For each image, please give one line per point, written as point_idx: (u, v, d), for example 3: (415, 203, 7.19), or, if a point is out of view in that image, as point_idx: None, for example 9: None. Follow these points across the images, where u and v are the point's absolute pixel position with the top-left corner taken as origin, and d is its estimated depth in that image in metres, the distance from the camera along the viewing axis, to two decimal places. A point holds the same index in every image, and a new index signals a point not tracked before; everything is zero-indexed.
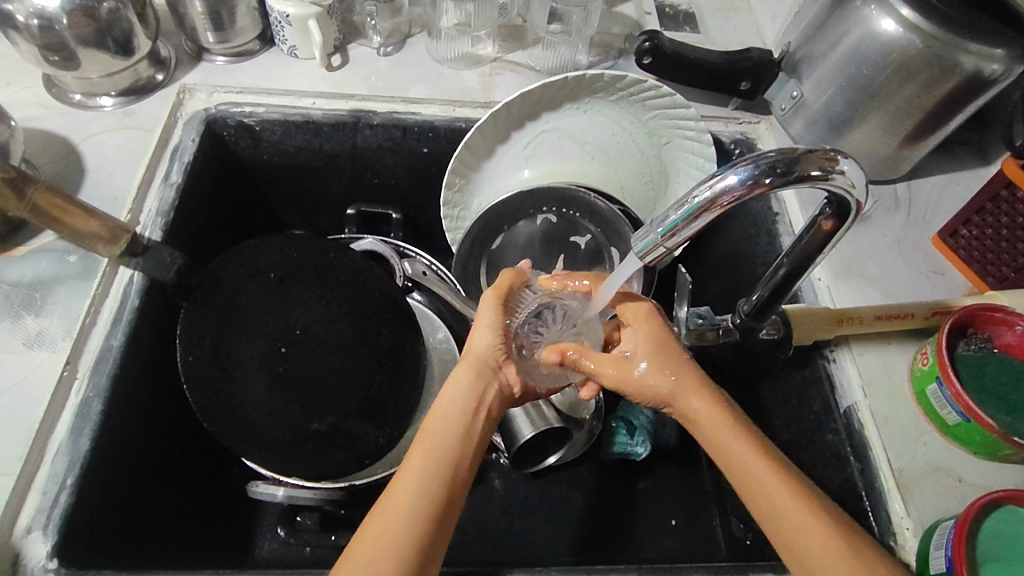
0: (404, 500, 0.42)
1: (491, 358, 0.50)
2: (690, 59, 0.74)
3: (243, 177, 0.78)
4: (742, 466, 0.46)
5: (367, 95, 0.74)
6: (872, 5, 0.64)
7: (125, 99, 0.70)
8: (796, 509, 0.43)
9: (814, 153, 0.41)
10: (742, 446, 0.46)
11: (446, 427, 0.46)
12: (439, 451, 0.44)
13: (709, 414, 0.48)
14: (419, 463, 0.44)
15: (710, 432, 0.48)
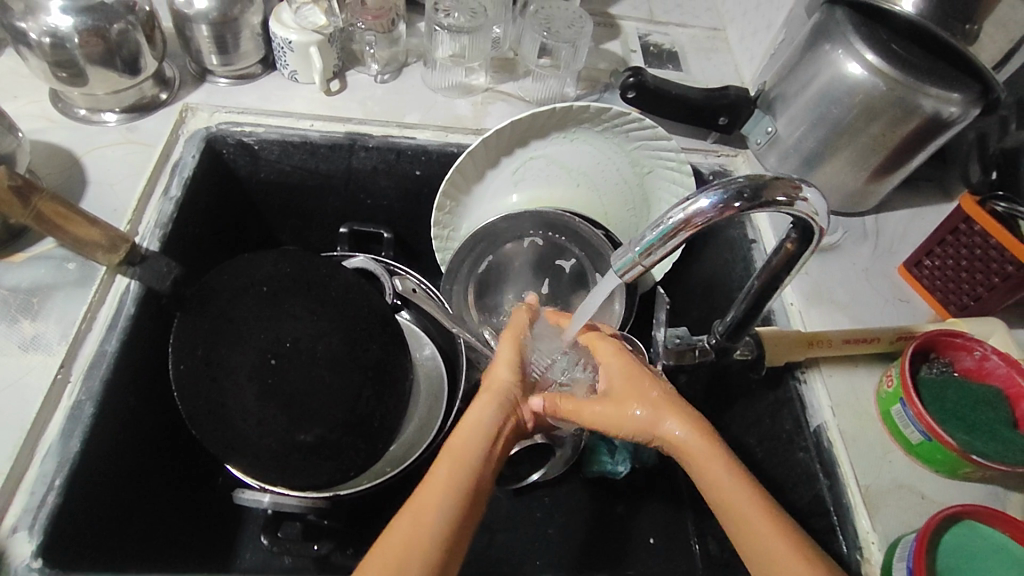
0: (422, 531, 0.42)
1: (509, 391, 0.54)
2: (672, 94, 0.76)
3: (241, 193, 0.80)
4: (729, 500, 0.45)
5: (363, 119, 0.77)
6: (840, 49, 0.69)
7: (129, 116, 0.72)
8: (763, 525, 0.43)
9: (780, 180, 0.44)
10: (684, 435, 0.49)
11: (466, 454, 0.47)
12: (462, 474, 0.45)
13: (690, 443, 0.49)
14: (449, 488, 0.44)
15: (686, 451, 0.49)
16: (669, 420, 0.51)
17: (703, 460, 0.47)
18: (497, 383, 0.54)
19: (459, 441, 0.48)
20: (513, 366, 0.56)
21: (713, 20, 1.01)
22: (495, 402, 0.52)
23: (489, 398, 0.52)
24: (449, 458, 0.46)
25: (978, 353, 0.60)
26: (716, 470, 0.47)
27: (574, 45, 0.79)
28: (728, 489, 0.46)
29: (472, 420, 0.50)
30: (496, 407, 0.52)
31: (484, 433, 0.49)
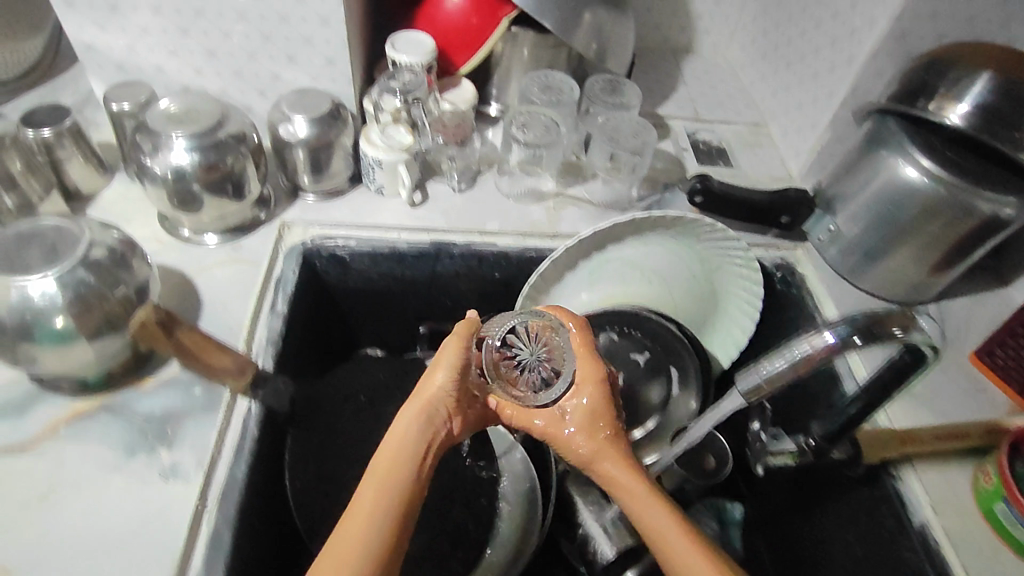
0: (351, 558, 0.44)
1: (442, 402, 0.53)
2: (736, 197, 0.82)
3: (330, 300, 0.84)
4: (661, 532, 0.50)
5: (447, 228, 0.82)
6: (896, 155, 0.74)
7: (231, 236, 0.77)
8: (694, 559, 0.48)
9: (896, 313, 0.47)
10: (624, 474, 0.54)
11: (397, 484, 0.48)
12: (392, 496, 0.47)
13: (630, 482, 0.54)
14: (368, 517, 0.46)
15: (624, 486, 0.54)
16: (610, 457, 0.55)
17: (639, 502, 0.52)
18: (433, 395, 0.53)
19: (386, 469, 0.49)
20: (450, 371, 0.54)
21: (754, 116, 1.07)
22: (428, 419, 0.52)
23: (423, 413, 0.52)
24: (377, 480, 0.48)
25: None
26: (649, 509, 0.52)
27: (641, 154, 0.85)
28: (664, 529, 0.50)
29: (403, 439, 0.50)
30: (428, 425, 0.52)
31: (418, 457, 0.50)
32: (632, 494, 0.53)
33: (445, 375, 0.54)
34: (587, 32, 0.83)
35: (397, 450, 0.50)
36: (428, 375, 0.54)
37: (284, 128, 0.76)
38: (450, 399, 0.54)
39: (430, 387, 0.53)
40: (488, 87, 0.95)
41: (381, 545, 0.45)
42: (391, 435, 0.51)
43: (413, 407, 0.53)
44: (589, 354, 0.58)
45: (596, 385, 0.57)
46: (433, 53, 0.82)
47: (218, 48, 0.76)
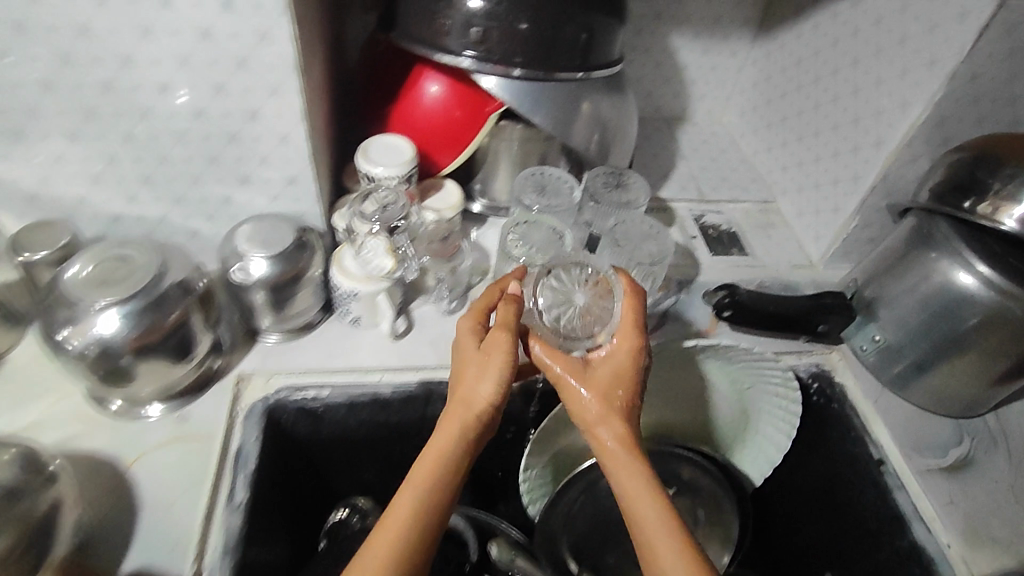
0: (391, 549, 0.49)
1: (483, 410, 0.55)
2: (769, 308, 0.72)
3: (303, 456, 0.71)
4: (653, 543, 0.52)
5: (437, 364, 0.70)
6: (947, 258, 0.65)
7: (176, 403, 0.63)
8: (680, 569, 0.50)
9: None
10: (620, 448, 0.56)
11: (442, 467, 0.53)
12: (425, 508, 0.51)
13: (624, 458, 0.56)
14: (406, 513, 0.50)
15: (619, 470, 0.56)
16: (621, 450, 0.56)
17: (636, 496, 0.54)
18: (490, 364, 0.56)
19: (435, 454, 0.53)
20: (495, 385, 0.55)
21: (762, 192, 0.99)
22: (487, 400, 0.55)
23: (476, 389, 0.55)
24: (410, 488, 0.52)
25: None
26: (637, 478, 0.55)
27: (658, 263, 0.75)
28: (657, 543, 0.52)
29: (451, 432, 0.54)
30: (485, 398, 0.55)
31: (463, 437, 0.54)
32: (630, 495, 0.54)
33: (500, 369, 0.55)
34: (587, 126, 0.73)
35: (441, 444, 0.54)
36: (473, 373, 0.56)
37: (238, 267, 0.63)
38: (488, 399, 0.55)
39: (479, 356, 0.57)
40: (472, 183, 0.84)
41: (422, 530, 0.50)
42: (448, 416, 0.55)
43: (476, 360, 0.57)
44: (634, 345, 0.60)
45: (632, 362, 0.60)
46: (413, 160, 0.70)
47: (154, 173, 0.64)
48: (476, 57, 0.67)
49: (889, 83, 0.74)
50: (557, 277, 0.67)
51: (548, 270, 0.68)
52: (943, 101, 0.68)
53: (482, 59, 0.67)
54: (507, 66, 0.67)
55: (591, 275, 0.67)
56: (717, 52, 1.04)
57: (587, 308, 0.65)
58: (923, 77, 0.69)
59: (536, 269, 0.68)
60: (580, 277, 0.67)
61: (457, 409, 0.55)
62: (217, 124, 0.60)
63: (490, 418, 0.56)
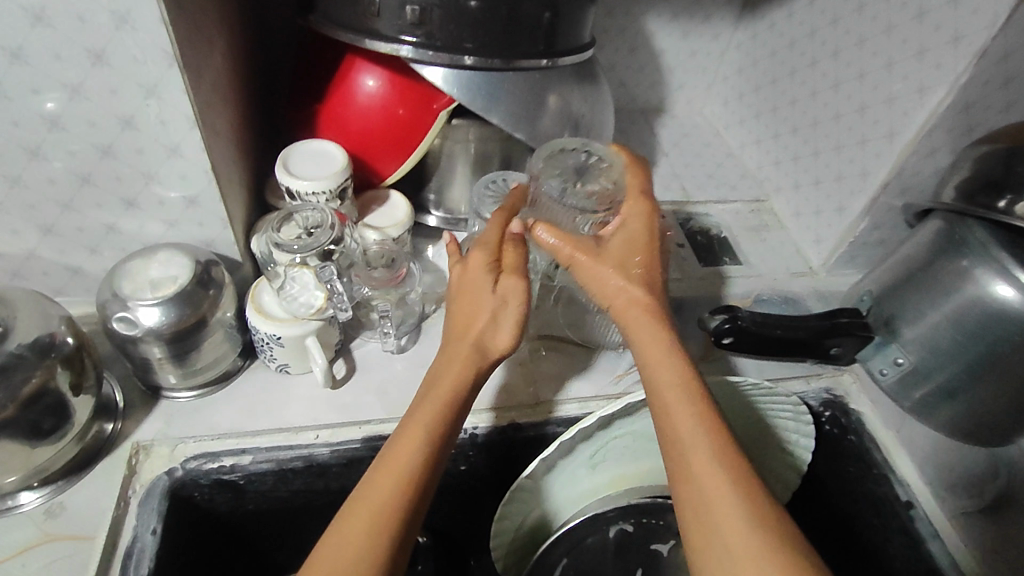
0: (390, 480, 0.42)
1: (491, 335, 0.50)
2: (774, 334, 0.62)
3: (224, 534, 0.59)
4: (685, 456, 0.43)
5: (385, 417, 0.58)
6: (979, 265, 0.56)
7: (52, 489, 0.50)
8: (719, 485, 0.41)
9: None
10: (648, 331, 0.49)
11: (442, 393, 0.47)
12: (417, 459, 0.43)
13: (649, 336, 0.49)
14: (399, 465, 0.43)
15: (649, 370, 0.48)
16: (649, 344, 0.49)
17: (667, 394, 0.46)
18: (482, 280, 0.51)
19: (433, 389, 0.47)
20: (511, 327, 0.50)
21: (753, 190, 0.89)
22: (490, 324, 0.50)
23: (476, 310, 0.50)
24: (406, 431, 0.45)
25: None
26: (661, 360, 0.48)
27: None
28: (691, 451, 0.43)
29: (454, 360, 0.48)
30: (487, 331, 0.49)
31: (468, 361, 0.48)
32: (662, 399, 0.46)
33: (502, 289, 0.50)
34: (556, 122, 0.61)
35: (437, 384, 0.48)
36: (474, 287, 0.51)
37: (121, 315, 0.50)
38: (499, 324, 0.50)
39: (475, 270, 0.51)
40: (425, 192, 0.72)
41: (425, 460, 0.43)
42: (450, 343, 0.50)
43: (473, 276, 0.51)
44: (648, 211, 0.54)
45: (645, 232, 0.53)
46: (348, 170, 0.58)
47: (9, 199, 0.50)
48: (417, 44, 0.54)
49: (903, 63, 0.65)
50: (568, 185, 0.56)
51: (548, 155, 0.58)
52: (970, 84, 0.59)
53: (425, 47, 0.54)
54: (457, 54, 0.55)
55: (603, 166, 0.58)
56: (697, 35, 0.93)
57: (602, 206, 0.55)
58: (944, 55, 0.60)
59: (536, 167, 0.58)
60: (593, 172, 0.58)
61: (458, 335, 0.50)
62: (80, 136, 0.47)
63: (503, 331, 0.50)
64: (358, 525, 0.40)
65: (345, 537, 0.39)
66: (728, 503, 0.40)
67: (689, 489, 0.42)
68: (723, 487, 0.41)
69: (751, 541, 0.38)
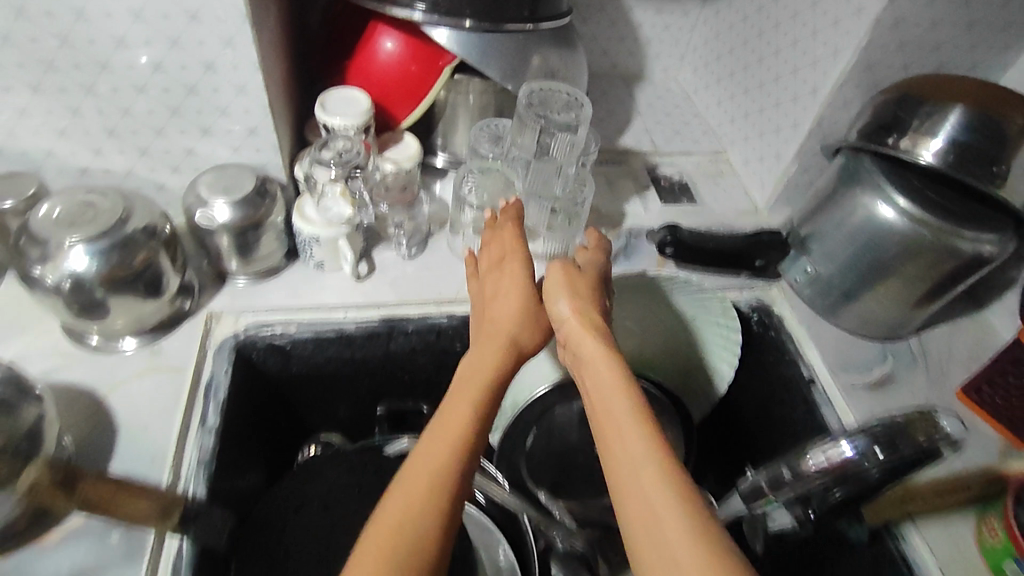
0: (415, 493, 0.45)
1: (512, 335, 0.59)
2: (709, 246, 0.78)
3: (269, 393, 0.75)
4: (618, 449, 0.46)
5: (398, 302, 0.74)
6: (872, 194, 0.71)
7: (149, 337, 0.67)
8: (649, 473, 0.43)
9: (917, 422, 0.54)
10: (594, 353, 0.54)
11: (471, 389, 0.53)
12: (434, 467, 0.46)
13: (595, 353, 0.54)
14: (416, 475, 0.46)
15: (593, 374, 0.52)
16: (597, 364, 0.53)
17: (605, 397, 0.50)
18: (515, 286, 0.63)
19: (456, 400, 0.52)
20: (532, 331, 0.61)
21: (712, 144, 1.04)
22: (520, 322, 0.60)
23: (509, 311, 0.60)
24: (421, 442, 0.48)
25: None
26: (606, 379, 0.51)
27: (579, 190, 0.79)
28: (629, 443, 0.45)
29: (480, 367, 0.54)
30: (520, 331, 0.59)
31: (497, 357, 0.57)
32: (606, 407, 0.49)
33: (530, 293, 0.62)
34: (536, 76, 0.77)
35: (448, 405, 0.52)
36: (499, 294, 0.63)
37: (202, 213, 0.66)
38: (520, 317, 0.60)
39: (509, 279, 0.63)
40: (433, 136, 0.88)
41: (440, 478, 0.46)
42: (483, 338, 0.60)
43: (505, 285, 0.63)
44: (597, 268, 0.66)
45: (568, 281, 0.62)
46: (370, 112, 0.72)
47: (118, 124, 0.67)
48: (426, 10, 0.70)
49: (823, 31, 0.80)
50: (547, 117, 0.73)
51: (537, 89, 0.74)
52: (870, 46, 0.74)
53: (432, 13, 0.70)
54: (459, 18, 0.71)
55: (577, 104, 0.74)
56: (669, 11, 1.08)
57: (569, 131, 0.73)
58: (853, 23, 0.75)
59: (527, 94, 0.72)
60: (569, 107, 0.73)
61: (471, 360, 0.56)
62: (173, 77, 0.64)
63: (527, 332, 0.60)
64: (392, 528, 0.43)
65: (384, 525, 0.43)
66: (671, 507, 0.41)
67: (631, 493, 0.43)
68: (657, 470, 0.43)
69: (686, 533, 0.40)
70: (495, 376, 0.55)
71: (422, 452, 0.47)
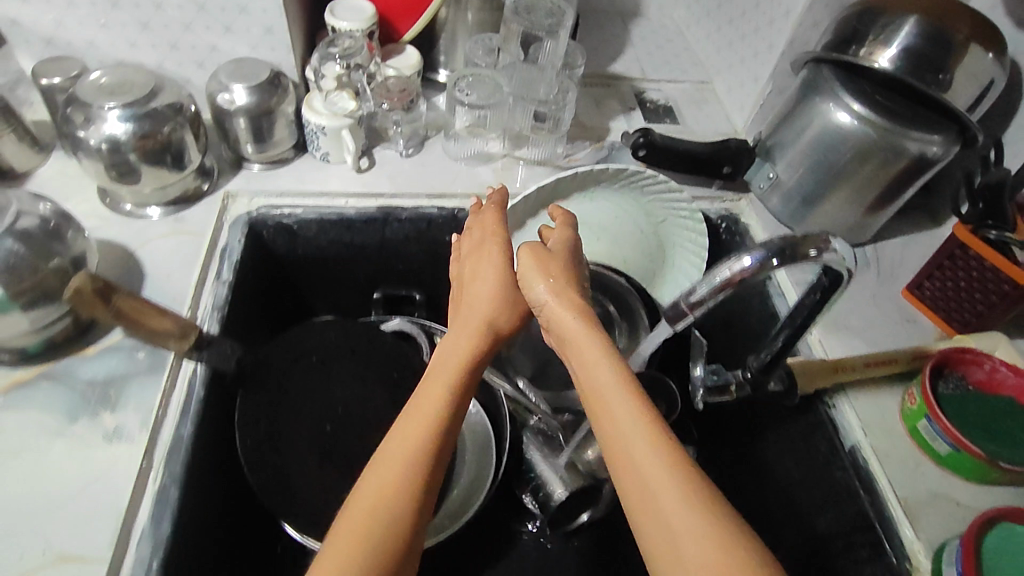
0: (395, 481, 0.45)
1: (488, 324, 0.56)
2: (679, 150, 0.85)
3: (279, 270, 0.85)
4: (613, 424, 0.46)
5: (394, 192, 0.83)
6: (829, 102, 0.75)
7: (173, 208, 0.77)
8: (643, 450, 0.43)
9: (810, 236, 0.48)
10: (580, 328, 0.52)
11: (446, 378, 0.52)
12: (416, 451, 0.47)
13: (579, 329, 0.52)
14: (398, 457, 0.46)
15: (580, 349, 0.51)
16: (584, 340, 0.51)
17: (592, 370, 0.49)
18: (491, 272, 0.59)
19: (436, 383, 0.51)
20: (511, 314, 0.57)
21: (700, 74, 1.09)
22: (497, 307, 0.57)
23: (484, 295, 0.57)
24: (403, 423, 0.49)
25: (987, 366, 0.66)
26: (595, 358, 0.50)
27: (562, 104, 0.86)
28: (621, 422, 0.45)
29: (458, 349, 0.54)
30: (497, 313, 0.56)
31: (472, 345, 0.54)
32: (596, 385, 0.48)
33: (506, 278, 0.58)
34: None
35: (429, 385, 0.51)
36: (476, 278, 0.59)
37: (223, 97, 0.75)
38: (497, 302, 0.57)
39: (486, 260, 0.59)
40: (434, 51, 0.95)
41: (424, 459, 0.47)
42: (459, 324, 0.57)
43: (482, 268, 0.59)
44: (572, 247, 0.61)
45: (541, 262, 0.57)
46: (373, 19, 0.82)
47: (150, 19, 0.76)
48: None
49: None
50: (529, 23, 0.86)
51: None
52: None
53: None
54: None
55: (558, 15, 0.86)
56: None
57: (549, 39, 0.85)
58: None
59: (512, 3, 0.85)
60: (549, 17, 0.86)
61: (450, 341, 0.55)
62: None
63: (504, 315, 0.57)
64: (375, 513, 0.44)
65: (364, 507, 0.45)
66: (666, 485, 0.41)
67: (629, 475, 0.43)
68: (651, 445, 0.43)
69: (683, 512, 0.40)
70: (473, 356, 0.54)
71: (402, 434, 0.48)
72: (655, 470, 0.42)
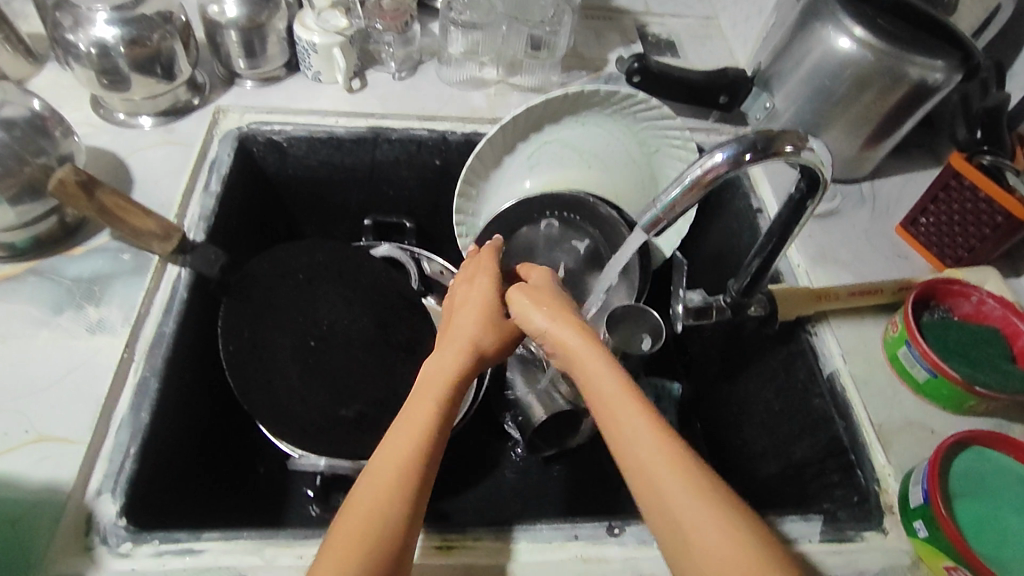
0: (389, 487, 0.44)
1: (479, 341, 0.55)
2: (675, 77, 0.84)
3: (268, 189, 0.85)
4: (620, 429, 0.46)
5: (384, 113, 0.82)
6: (829, 26, 0.73)
7: (163, 119, 0.77)
8: (651, 454, 0.43)
9: (786, 133, 0.48)
10: (578, 342, 0.52)
11: (440, 384, 0.51)
12: (414, 452, 0.46)
13: (576, 341, 0.52)
14: (395, 461, 0.45)
15: (579, 361, 0.51)
16: (583, 354, 0.51)
17: (594, 377, 0.49)
18: (481, 299, 0.58)
19: (430, 390, 0.50)
20: (499, 335, 0.57)
21: (707, 10, 1.06)
22: (485, 328, 0.56)
23: (474, 316, 0.57)
24: (398, 428, 0.47)
25: (974, 298, 0.66)
26: (596, 369, 0.49)
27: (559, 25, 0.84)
28: (626, 428, 0.45)
29: (448, 362, 0.53)
30: (484, 332, 0.55)
31: (462, 359, 0.53)
32: (598, 395, 0.48)
33: (494, 305, 0.57)
34: None
35: (423, 392, 0.50)
36: (467, 303, 0.59)
37: (213, 8, 0.75)
38: (487, 323, 0.56)
39: (478, 290, 0.59)
40: None
41: (420, 467, 0.45)
42: (448, 342, 0.56)
43: (472, 296, 0.59)
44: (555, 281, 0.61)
45: (533, 297, 0.57)
46: None
47: None
48: None
49: None
50: None
51: None
52: None
53: None
54: None
55: None
56: None
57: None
58: None
59: None
60: None
61: (441, 353, 0.54)
62: None
63: (494, 334, 0.56)
64: (373, 515, 0.42)
65: (359, 511, 0.43)
66: (676, 488, 0.42)
67: (639, 480, 0.43)
68: (660, 448, 0.43)
69: (696, 514, 0.40)
70: (465, 366, 0.53)
71: (396, 441, 0.46)
72: (664, 472, 0.42)
